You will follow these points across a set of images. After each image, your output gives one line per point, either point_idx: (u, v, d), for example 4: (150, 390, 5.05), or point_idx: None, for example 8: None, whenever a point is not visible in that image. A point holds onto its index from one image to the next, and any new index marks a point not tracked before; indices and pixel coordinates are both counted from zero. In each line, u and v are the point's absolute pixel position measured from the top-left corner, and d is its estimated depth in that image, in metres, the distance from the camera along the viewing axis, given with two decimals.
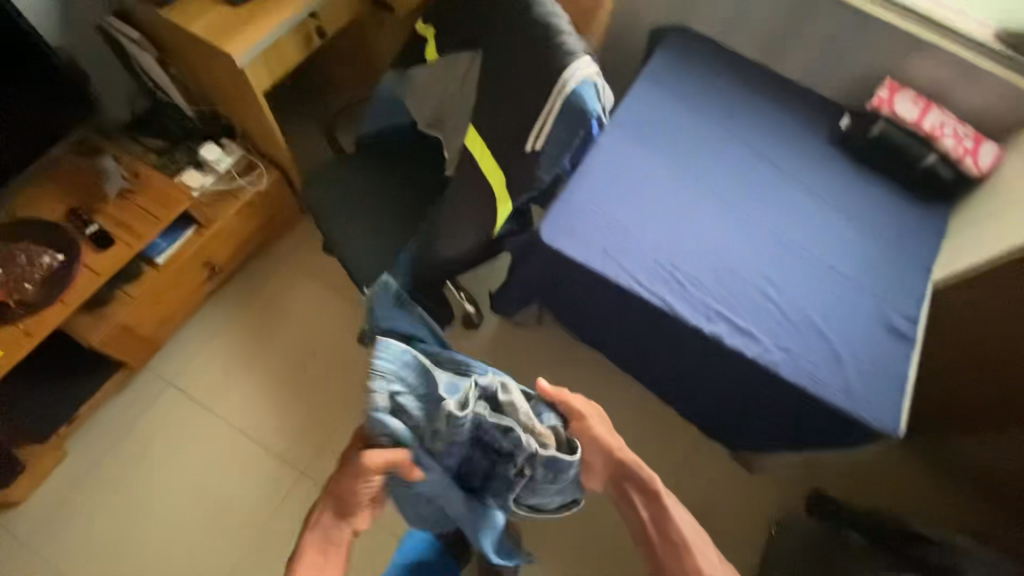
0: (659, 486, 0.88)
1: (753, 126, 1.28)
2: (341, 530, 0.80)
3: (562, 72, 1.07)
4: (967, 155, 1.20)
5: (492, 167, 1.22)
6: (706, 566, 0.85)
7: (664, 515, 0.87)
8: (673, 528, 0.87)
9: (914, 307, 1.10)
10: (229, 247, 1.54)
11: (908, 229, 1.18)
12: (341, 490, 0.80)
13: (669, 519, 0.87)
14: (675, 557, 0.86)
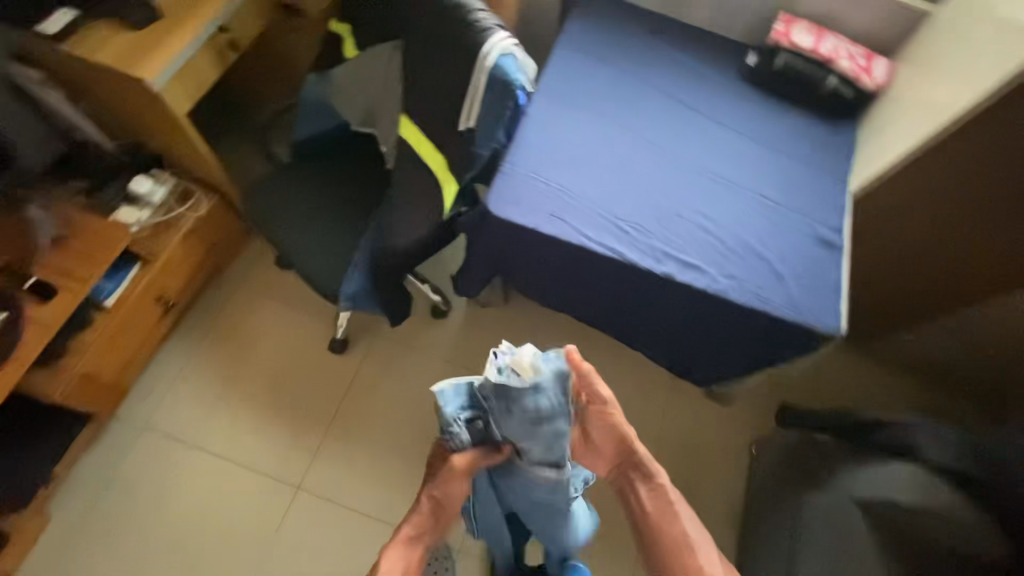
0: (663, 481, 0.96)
1: (670, 76, 1.35)
2: (406, 558, 0.88)
3: (479, 48, 1.09)
4: (862, 73, 1.30)
5: (430, 152, 1.24)
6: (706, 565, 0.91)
7: (670, 512, 0.94)
8: (677, 527, 0.93)
9: (837, 217, 1.21)
10: (182, 277, 1.53)
11: (821, 148, 1.29)
12: (416, 513, 0.90)
13: (671, 517, 0.94)
14: (673, 552, 0.92)
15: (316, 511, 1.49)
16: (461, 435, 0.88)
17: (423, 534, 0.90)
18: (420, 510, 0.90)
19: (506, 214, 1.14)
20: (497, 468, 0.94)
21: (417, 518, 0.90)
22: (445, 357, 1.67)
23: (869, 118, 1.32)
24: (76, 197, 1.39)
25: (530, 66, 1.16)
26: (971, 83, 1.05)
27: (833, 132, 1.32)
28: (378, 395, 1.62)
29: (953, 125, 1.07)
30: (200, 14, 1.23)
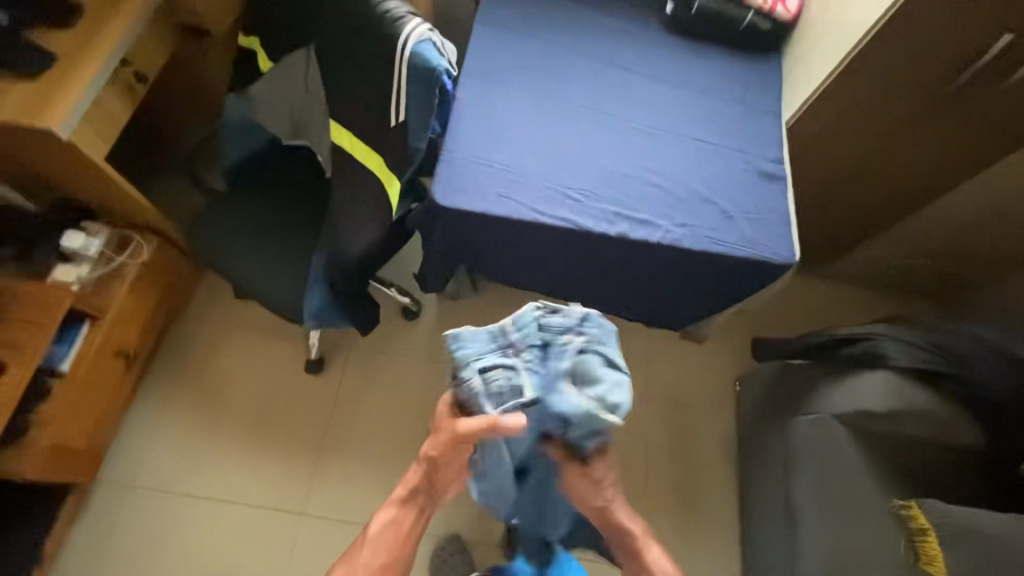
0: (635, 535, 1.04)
1: (592, 37, 1.34)
2: (395, 526, 1.02)
3: (394, 39, 1.07)
4: (777, 4, 1.31)
5: (366, 154, 1.21)
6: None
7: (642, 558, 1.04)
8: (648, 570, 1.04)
9: (775, 149, 1.24)
10: (138, 326, 1.48)
11: (750, 85, 1.32)
12: (406, 477, 1.03)
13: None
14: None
15: (325, 532, 1.48)
16: (489, 377, 0.88)
17: (414, 498, 1.04)
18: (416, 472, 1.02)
19: (452, 203, 1.13)
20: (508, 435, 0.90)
21: (413, 478, 1.03)
22: (425, 355, 1.66)
23: (791, 47, 1.33)
24: (11, 265, 1.35)
25: (449, 49, 1.15)
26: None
27: (759, 68, 1.34)
28: (366, 406, 1.61)
29: (868, 39, 1.09)
30: (96, 51, 1.16)
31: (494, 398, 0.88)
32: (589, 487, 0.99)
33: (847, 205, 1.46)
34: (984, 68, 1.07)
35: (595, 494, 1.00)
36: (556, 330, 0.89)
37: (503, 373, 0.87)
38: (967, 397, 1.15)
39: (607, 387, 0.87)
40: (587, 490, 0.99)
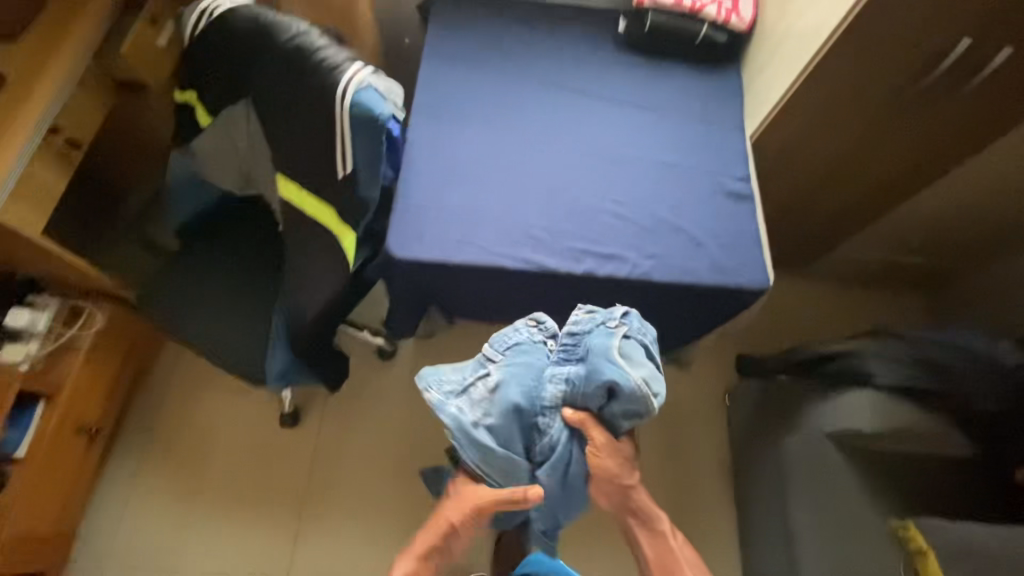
0: (662, 524, 1.06)
1: (545, 63, 1.29)
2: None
3: (334, 88, 1.02)
4: (731, 15, 1.27)
5: (317, 205, 1.15)
6: None
7: (668, 552, 1.04)
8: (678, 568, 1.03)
9: (741, 166, 1.20)
10: (100, 398, 1.41)
11: (711, 99, 1.28)
12: (423, 536, 1.00)
13: (675, 561, 1.04)
14: None
15: None
16: (480, 383, 0.99)
17: (433, 556, 1.00)
18: (430, 536, 0.99)
19: (408, 252, 1.08)
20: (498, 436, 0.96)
21: (430, 536, 0.99)
22: (407, 397, 1.60)
23: (750, 57, 1.29)
24: None
25: (395, 92, 1.09)
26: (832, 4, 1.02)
27: (720, 80, 1.30)
28: (348, 454, 1.55)
29: (825, 50, 1.05)
30: (23, 117, 1.09)
31: (484, 398, 0.97)
32: (618, 466, 0.98)
33: (822, 211, 1.43)
34: (947, 71, 1.03)
35: (625, 472, 0.99)
36: (580, 325, 1.00)
37: (484, 381, 0.99)
38: (957, 408, 1.12)
39: (641, 367, 0.94)
40: (613, 469, 0.97)
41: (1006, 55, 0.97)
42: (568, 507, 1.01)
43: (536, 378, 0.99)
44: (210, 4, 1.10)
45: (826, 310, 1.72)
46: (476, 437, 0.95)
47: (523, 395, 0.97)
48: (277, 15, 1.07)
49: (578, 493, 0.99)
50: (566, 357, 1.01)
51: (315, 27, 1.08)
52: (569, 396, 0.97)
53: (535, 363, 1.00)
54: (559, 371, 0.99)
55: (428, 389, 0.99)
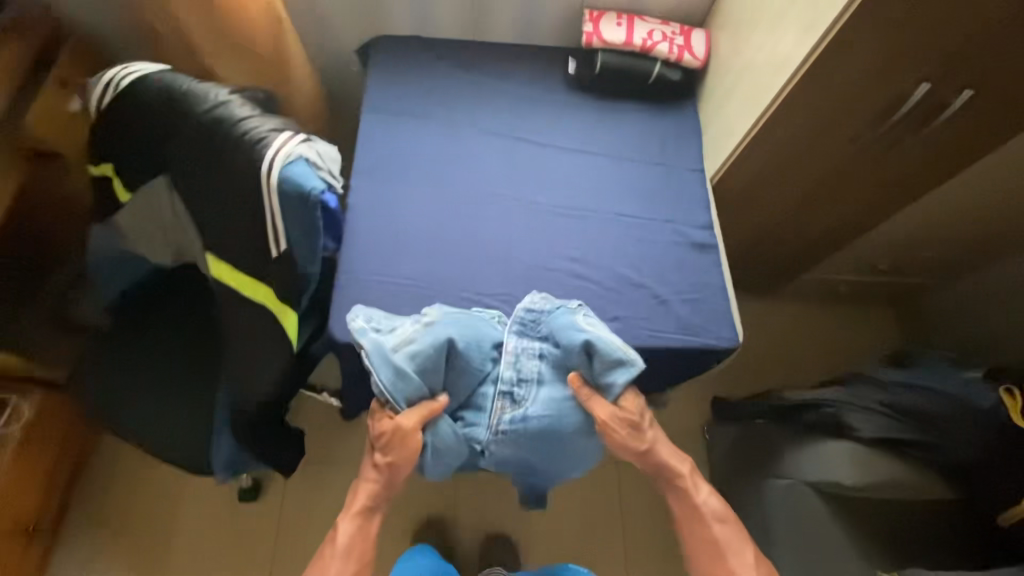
0: (685, 480, 1.01)
1: (494, 112, 1.23)
2: (361, 532, 0.97)
3: (259, 163, 0.93)
4: (684, 51, 1.22)
5: (250, 285, 1.05)
6: (736, 566, 0.95)
7: (693, 508, 1.00)
8: (707, 529, 0.98)
9: (702, 213, 1.16)
10: (39, 486, 1.30)
11: (667, 142, 1.23)
12: (363, 488, 0.98)
13: (700, 518, 0.99)
14: (714, 555, 0.96)
15: None
16: (409, 324, 0.94)
17: (378, 502, 0.99)
18: (370, 480, 0.98)
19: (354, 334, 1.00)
20: (424, 370, 0.93)
21: (369, 488, 0.98)
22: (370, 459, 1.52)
23: (706, 93, 1.25)
24: None
25: (329, 161, 1.02)
26: (788, 51, 0.98)
27: (676, 119, 1.26)
28: (315, 523, 1.46)
29: (784, 95, 0.99)
30: None
31: (414, 337, 0.92)
32: (627, 435, 0.96)
33: (788, 240, 1.40)
34: (909, 114, 0.97)
35: (637, 438, 0.98)
36: (543, 301, 1.00)
37: (415, 321, 0.94)
38: (935, 459, 1.09)
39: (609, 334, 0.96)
40: (624, 437, 0.96)
41: (967, 98, 0.93)
42: (557, 462, 1.00)
43: (479, 336, 0.96)
44: (117, 74, 1.01)
45: (796, 333, 1.70)
46: (402, 371, 0.91)
47: (462, 342, 0.94)
48: (194, 84, 0.99)
49: (580, 450, 0.99)
50: (526, 330, 0.99)
51: (239, 95, 1.00)
52: (542, 368, 0.98)
53: (483, 328, 0.98)
54: (526, 344, 0.99)
55: (356, 319, 0.92)
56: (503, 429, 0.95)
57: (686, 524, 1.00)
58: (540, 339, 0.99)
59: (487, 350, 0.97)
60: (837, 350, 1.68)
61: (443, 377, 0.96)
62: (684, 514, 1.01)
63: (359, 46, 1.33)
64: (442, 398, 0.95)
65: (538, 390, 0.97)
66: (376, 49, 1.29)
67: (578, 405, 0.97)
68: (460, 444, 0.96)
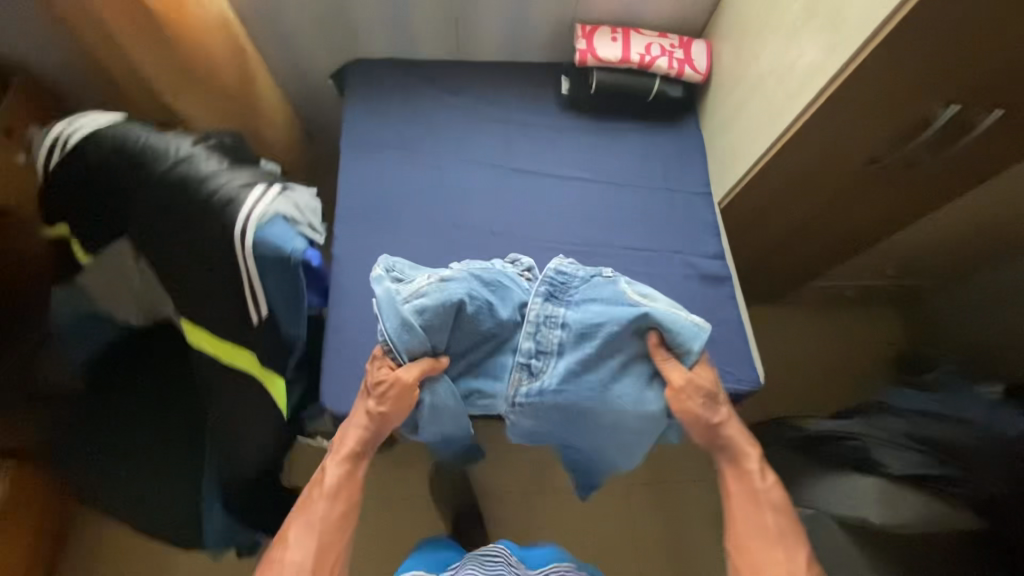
0: (750, 461, 0.93)
1: (484, 140, 1.14)
2: (350, 477, 0.90)
3: (231, 226, 0.84)
4: (684, 65, 1.14)
5: (227, 350, 0.96)
6: (778, 557, 0.86)
7: (749, 485, 0.92)
8: (762, 514, 0.89)
9: (711, 241, 1.10)
10: (20, 566, 1.19)
11: (670, 163, 1.16)
12: (352, 430, 0.91)
13: (756, 504, 0.90)
14: (763, 543, 0.87)
15: None
16: (427, 274, 0.89)
17: (366, 448, 0.91)
18: (360, 427, 0.90)
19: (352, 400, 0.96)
20: (431, 325, 0.88)
21: (359, 434, 0.90)
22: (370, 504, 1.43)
23: (709, 109, 1.17)
24: None
25: (308, 213, 0.94)
26: (804, 74, 0.90)
27: (679, 138, 1.18)
28: None
29: (798, 125, 0.92)
30: None
31: (426, 290, 0.87)
32: (702, 406, 0.92)
33: (796, 255, 1.33)
34: (933, 137, 0.90)
35: (710, 411, 0.93)
36: (574, 265, 0.94)
37: (434, 274, 0.90)
38: (968, 494, 1.02)
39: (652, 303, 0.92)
40: (695, 409, 0.91)
41: (997, 117, 0.86)
42: (585, 434, 0.96)
43: (493, 300, 0.91)
44: (62, 131, 0.91)
45: (803, 343, 1.61)
46: (409, 323, 0.87)
47: (472, 305, 0.89)
48: (151, 136, 0.89)
49: (624, 425, 0.93)
50: (553, 294, 0.93)
51: (203, 145, 0.91)
52: (564, 338, 0.92)
53: (504, 291, 0.92)
54: (549, 311, 0.92)
55: (377, 265, 0.90)
56: (520, 401, 0.93)
57: (739, 504, 0.91)
58: (566, 306, 0.93)
59: (504, 315, 0.92)
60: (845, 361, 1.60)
61: (450, 336, 0.91)
62: (740, 496, 0.92)
63: (335, 70, 1.23)
64: (445, 358, 0.90)
65: (556, 363, 0.91)
66: (353, 76, 1.19)
67: (603, 376, 0.91)
68: (457, 407, 0.93)
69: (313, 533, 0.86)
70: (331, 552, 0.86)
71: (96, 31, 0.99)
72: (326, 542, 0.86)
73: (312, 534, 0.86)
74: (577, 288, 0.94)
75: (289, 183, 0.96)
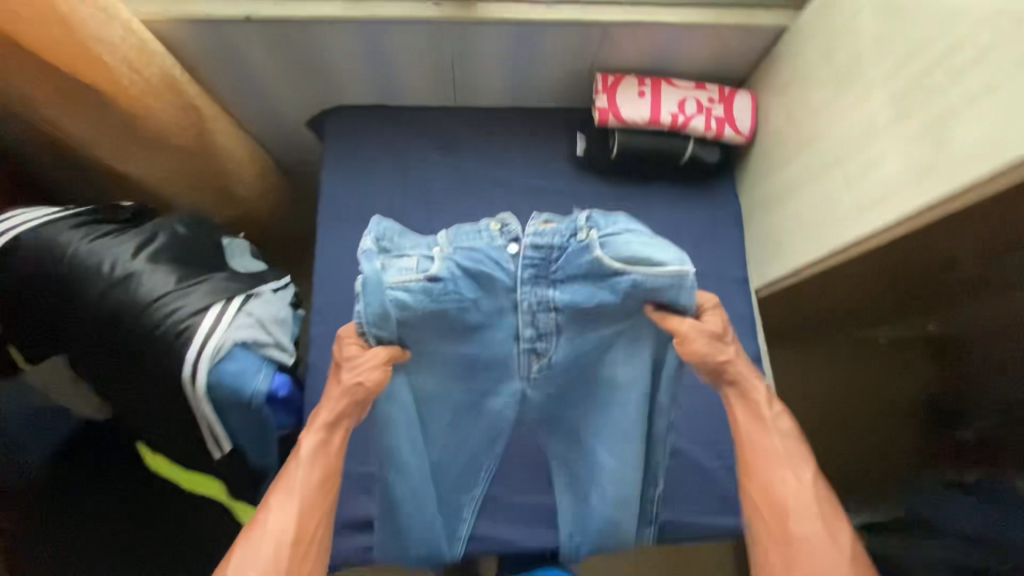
0: (761, 392, 0.72)
1: (483, 214, 0.99)
2: (326, 443, 0.75)
3: (177, 364, 0.71)
4: (724, 125, 0.95)
5: (193, 478, 0.85)
6: (796, 498, 0.65)
7: (760, 423, 0.70)
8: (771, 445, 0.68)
9: (747, 341, 0.95)
10: None
11: (702, 242, 1.00)
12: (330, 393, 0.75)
13: (764, 431, 0.69)
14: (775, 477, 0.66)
15: None
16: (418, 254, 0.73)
17: (344, 417, 0.75)
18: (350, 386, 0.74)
19: (347, 544, 0.94)
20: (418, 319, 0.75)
21: (334, 400, 0.75)
22: None
23: (749, 174, 0.99)
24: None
25: (274, 328, 0.80)
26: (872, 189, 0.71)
27: (712, 207, 1.01)
28: None
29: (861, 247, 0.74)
30: None
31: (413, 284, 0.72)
32: (709, 346, 0.72)
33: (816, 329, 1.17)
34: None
35: (719, 350, 0.72)
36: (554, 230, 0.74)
37: (421, 259, 0.73)
38: None
39: (644, 270, 0.72)
40: (702, 353, 0.73)
41: None
42: (585, 409, 0.88)
43: (488, 288, 0.78)
44: None
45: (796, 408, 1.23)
46: (387, 317, 0.72)
47: (457, 301, 0.76)
48: (84, 244, 0.74)
49: (624, 414, 0.84)
50: (537, 275, 0.77)
51: (145, 255, 0.76)
52: (559, 321, 0.79)
53: (489, 280, 0.77)
54: (538, 295, 0.78)
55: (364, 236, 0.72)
56: (536, 377, 0.86)
57: (745, 435, 0.70)
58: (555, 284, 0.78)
59: (491, 304, 0.79)
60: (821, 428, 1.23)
61: (449, 340, 0.79)
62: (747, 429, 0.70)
63: (310, 117, 1.05)
64: (399, 350, 0.77)
65: (559, 340, 0.81)
66: (331, 131, 1.02)
67: (610, 348, 0.82)
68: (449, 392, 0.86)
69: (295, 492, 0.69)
70: (310, 520, 0.69)
71: (14, 98, 0.81)
72: (309, 505, 0.69)
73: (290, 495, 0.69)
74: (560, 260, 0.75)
75: (252, 291, 0.81)
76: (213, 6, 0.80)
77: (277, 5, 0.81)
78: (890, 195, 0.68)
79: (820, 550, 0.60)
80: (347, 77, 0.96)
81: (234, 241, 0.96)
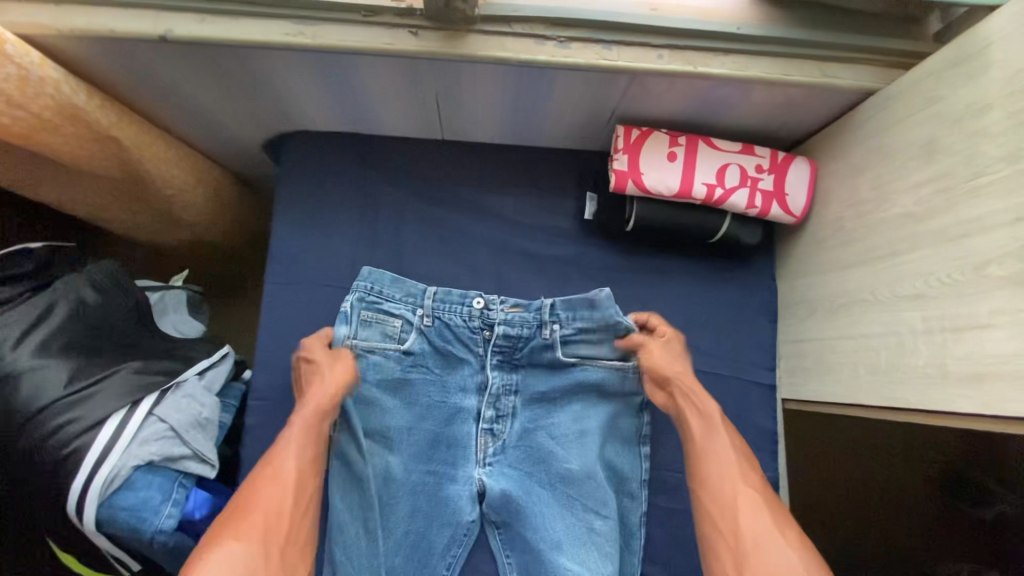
0: (709, 405, 0.66)
1: (465, 282, 0.82)
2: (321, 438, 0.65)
3: (61, 496, 0.59)
4: (771, 201, 0.76)
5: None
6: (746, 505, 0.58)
7: (711, 435, 0.64)
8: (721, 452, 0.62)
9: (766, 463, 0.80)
10: None
11: (727, 338, 0.83)
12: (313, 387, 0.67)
13: (714, 438, 0.64)
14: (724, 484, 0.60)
15: None
16: (400, 319, 0.72)
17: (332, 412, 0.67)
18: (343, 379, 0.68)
19: None
20: (387, 384, 0.73)
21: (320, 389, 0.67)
22: None
23: (794, 260, 0.81)
24: None
25: (194, 434, 0.66)
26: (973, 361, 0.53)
27: (743, 295, 0.84)
28: None
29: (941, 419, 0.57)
30: None
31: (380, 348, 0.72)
32: (673, 361, 0.71)
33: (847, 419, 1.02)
34: None
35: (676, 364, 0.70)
36: (523, 318, 0.73)
37: (398, 326, 0.73)
38: None
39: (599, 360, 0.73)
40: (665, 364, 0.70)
41: None
42: (551, 504, 0.73)
43: (449, 367, 0.75)
44: None
45: (804, 497, 1.01)
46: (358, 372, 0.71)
47: (422, 375, 0.74)
48: None
49: (591, 515, 0.71)
50: (503, 361, 0.74)
51: (34, 343, 0.62)
52: (520, 404, 0.75)
53: (454, 359, 0.74)
54: (504, 380, 0.75)
55: (349, 294, 0.72)
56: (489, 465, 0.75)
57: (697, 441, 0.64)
58: (521, 369, 0.75)
59: (454, 385, 0.75)
60: (840, 517, 0.99)
61: (406, 416, 0.73)
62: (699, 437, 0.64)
63: (267, 139, 0.87)
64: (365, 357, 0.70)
65: (518, 424, 0.76)
66: (289, 161, 0.84)
67: (576, 440, 0.73)
68: (392, 483, 0.72)
69: (285, 482, 0.59)
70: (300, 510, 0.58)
71: None
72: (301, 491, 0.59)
73: (280, 486, 0.58)
74: (524, 349, 0.74)
75: (170, 384, 0.67)
76: (119, 19, 0.61)
77: (205, 21, 0.62)
78: (994, 378, 0.50)
79: (768, 541, 0.55)
80: (307, 104, 0.77)
81: (168, 295, 0.81)
